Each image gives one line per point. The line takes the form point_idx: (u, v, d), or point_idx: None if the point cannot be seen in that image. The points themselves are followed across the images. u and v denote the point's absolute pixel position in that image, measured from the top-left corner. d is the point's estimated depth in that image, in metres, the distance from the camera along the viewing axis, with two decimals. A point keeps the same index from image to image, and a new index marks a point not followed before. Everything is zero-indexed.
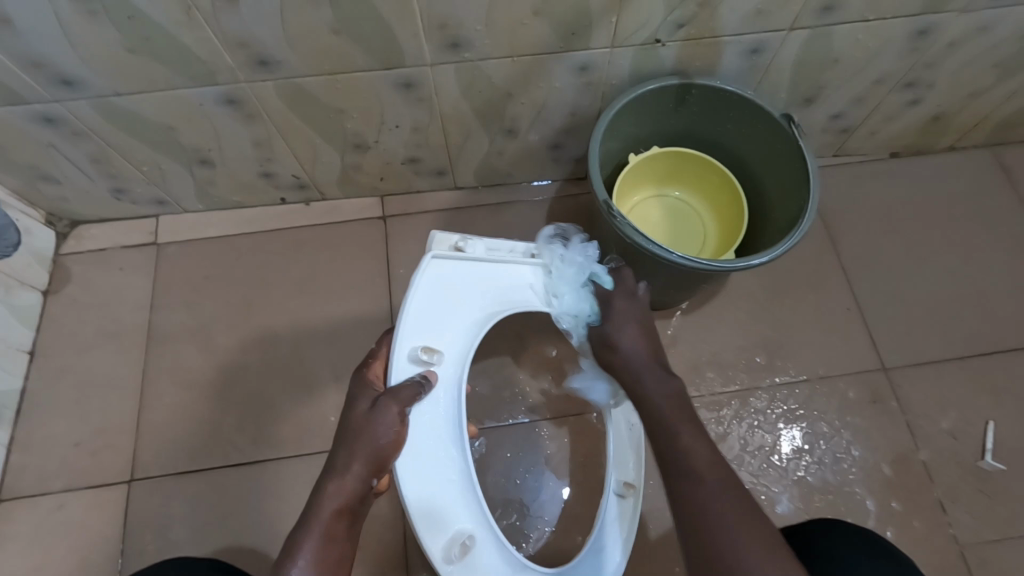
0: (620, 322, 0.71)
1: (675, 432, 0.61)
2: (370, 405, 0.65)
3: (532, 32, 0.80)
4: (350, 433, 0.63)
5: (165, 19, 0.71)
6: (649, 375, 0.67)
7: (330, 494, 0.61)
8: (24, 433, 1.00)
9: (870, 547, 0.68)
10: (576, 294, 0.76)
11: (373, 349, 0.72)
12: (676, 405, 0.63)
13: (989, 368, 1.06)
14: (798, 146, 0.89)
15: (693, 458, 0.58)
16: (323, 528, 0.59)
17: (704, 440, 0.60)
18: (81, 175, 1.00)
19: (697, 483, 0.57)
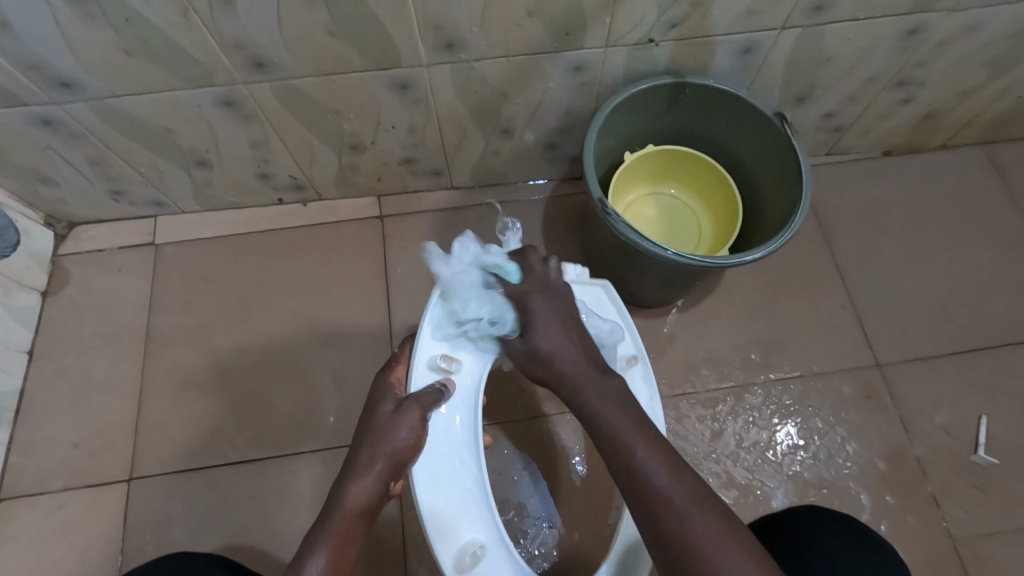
0: (543, 330, 0.65)
1: (633, 454, 0.56)
2: (391, 407, 0.64)
3: (526, 32, 0.81)
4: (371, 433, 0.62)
5: (162, 21, 0.71)
6: (591, 389, 0.61)
7: (348, 494, 0.60)
8: (23, 433, 1.00)
9: (858, 541, 0.69)
10: (475, 292, 0.67)
11: (395, 352, 0.72)
12: (628, 419, 0.59)
13: (983, 364, 1.07)
14: (791, 144, 0.90)
15: (656, 483, 0.54)
16: (341, 528, 0.58)
17: (664, 457, 0.56)
18: (79, 177, 1.00)
19: (663, 510, 0.53)
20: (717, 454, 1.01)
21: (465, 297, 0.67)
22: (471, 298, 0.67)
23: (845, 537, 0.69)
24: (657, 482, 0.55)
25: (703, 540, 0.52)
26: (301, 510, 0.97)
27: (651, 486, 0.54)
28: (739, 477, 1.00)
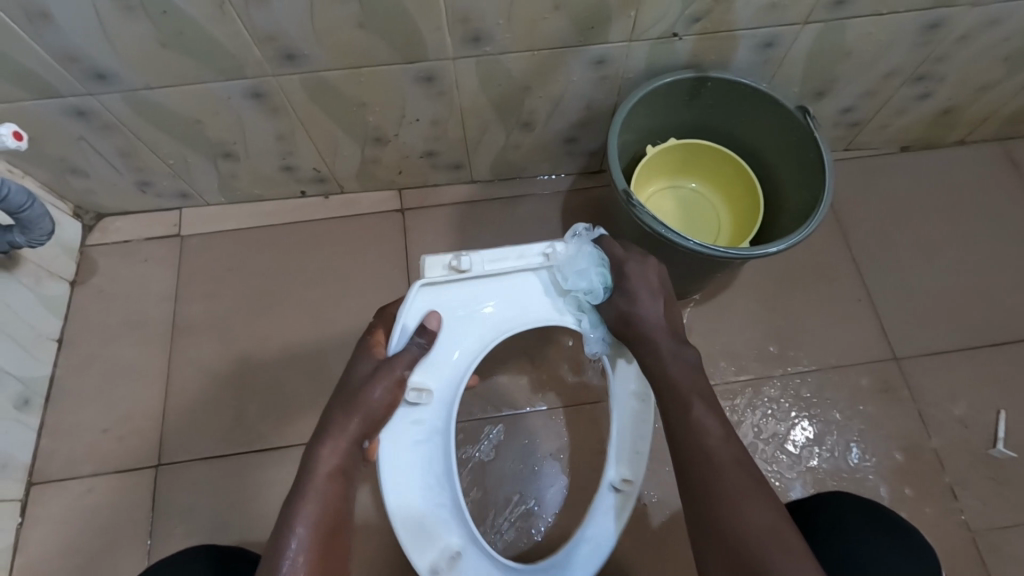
0: (639, 294, 0.72)
1: (691, 409, 0.63)
2: (368, 374, 0.68)
3: (551, 26, 0.82)
4: (344, 400, 0.67)
5: (198, 13, 0.73)
6: (668, 354, 0.68)
7: (324, 460, 0.63)
8: (53, 419, 1.02)
9: (865, 523, 0.71)
10: (587, 274, 0.74)
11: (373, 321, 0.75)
12: (693, 382, 0.66)
13: (1000, 358, 1.07)
14: (812, 137, 0.91)
15: (707, 436, 0.61)
16: (321, 489, 0.62)
17: (717, 418, 0.63)
18: (109, 168, 1.02)
19: (707, 459, 0.60)
20: None
21: (577, 273, 0.74)
22: (581, 274, 0.74)
23: (850, 524, 0.71)
24: (709, 437, 0.61)
25: (738, 491, 0.57)
26: None
27: (700, 438, 0.61)
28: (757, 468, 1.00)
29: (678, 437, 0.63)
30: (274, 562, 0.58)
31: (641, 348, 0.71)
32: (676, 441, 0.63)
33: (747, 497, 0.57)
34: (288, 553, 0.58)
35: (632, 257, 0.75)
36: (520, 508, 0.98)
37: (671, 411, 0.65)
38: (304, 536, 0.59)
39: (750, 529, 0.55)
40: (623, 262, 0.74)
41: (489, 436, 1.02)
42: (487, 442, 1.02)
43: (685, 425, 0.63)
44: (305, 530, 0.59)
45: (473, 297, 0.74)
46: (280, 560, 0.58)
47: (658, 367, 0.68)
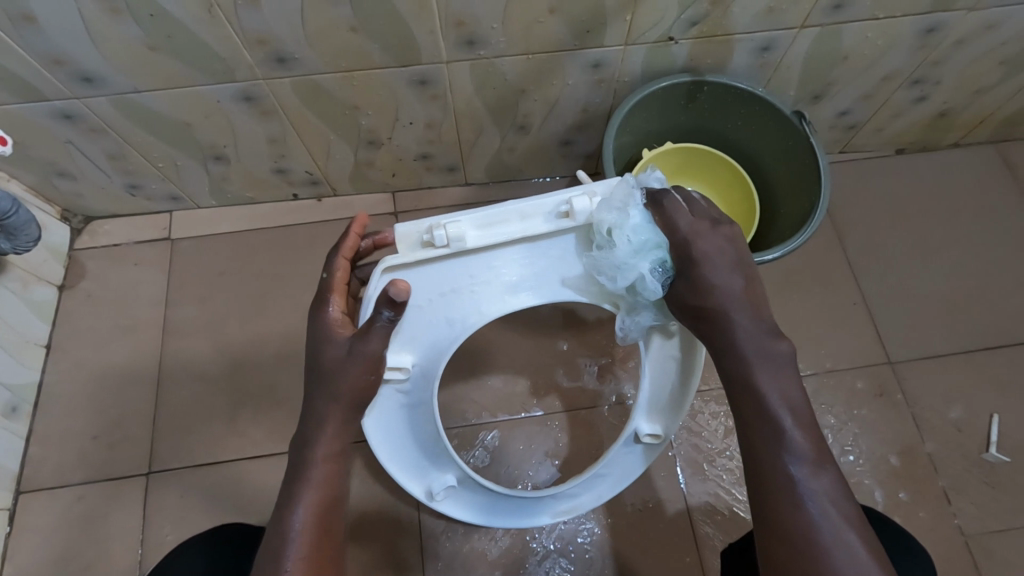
0: (717, 275, 0.61)
1: (780, 428, 0.58)
2: (338, 351, 0.62)
3: (548, 29, 0.81)
4: (323, 384, 0.62)
5: (187, 16, 0.72)
6: (760, 361, 0.60)
7: (319, 445, 0.62)
8: (41, 426, 1.01)
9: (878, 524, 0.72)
10: (624, 256, 0.64)
11: (325, 280, 0.66)
12: (783, 394, 0.59)
13: (994, 362, 1.07)
14: (809, 143, 0.91)
15: (793, 458, 0.57)
16: (318, 471, 0.62)
17: (812, 441, 0.58)
18: (97, 171, 1.00)
19: (793, 484, 0.57)
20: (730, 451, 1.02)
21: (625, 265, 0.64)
22: (626, 266, 0.64)
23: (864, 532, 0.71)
24: (795, 460, 0.57)
25: (829, 523, 0.55)
26: None
27: (784, 460, 0.57)
28: None
29: (762, 458, 0.59)
30: (279, 550, 0.58)
31: (721, 349, 0.62)
32: (757, 460, 0.59)
33: (832, 520, 0.55)
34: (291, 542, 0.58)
35: (698, 229, 0.62)
36: None
37: (754, 427, 0.59)
38: (305, 518, 0.60)
39: (835, 558, 0.53)
40: (691, 243, 0.61)
41: (485, 442, 1.02)
42: (482, 448, 1.01)
43: (769, 442, 0.58)
44: (307, 518, 0.60)
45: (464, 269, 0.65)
46: (286, 548, 0.58)
47: (746, 375, 0.60)
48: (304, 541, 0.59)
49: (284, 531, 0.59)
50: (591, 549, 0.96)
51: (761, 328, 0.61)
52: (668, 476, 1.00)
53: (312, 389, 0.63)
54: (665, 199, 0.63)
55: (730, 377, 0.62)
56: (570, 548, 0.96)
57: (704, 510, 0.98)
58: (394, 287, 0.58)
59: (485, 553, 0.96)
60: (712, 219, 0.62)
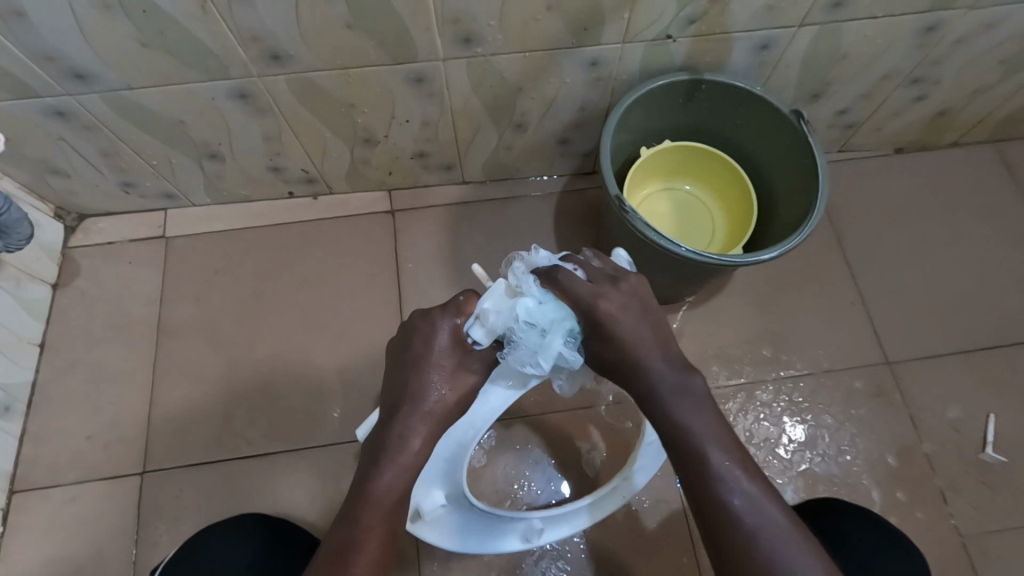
0: (625, 324, 0.67)
1: (707, 458, 0.61)
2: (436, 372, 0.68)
3: (544, 27, 0.80)
4: (412, 406, 0.67)
5: (180, 12, 0.71)
6: (677, 398, 0.65)
7: (398, 460, 0.65)
8: (35, 425, 1.00)
9: (839, 519, 0.74)
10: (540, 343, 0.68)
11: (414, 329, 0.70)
12: (707, 429, 0.63)
13: (992, 362, 1.07)
14: (807, 142, 0.90)
15: (730, 490, 0.60)
16: (388, 481, 0.64)
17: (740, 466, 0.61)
18: (91, 169, 1.00)
19: (734, 516, 0.59)
20: None
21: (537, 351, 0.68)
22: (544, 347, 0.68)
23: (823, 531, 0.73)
24: (732, 490, 0.60)
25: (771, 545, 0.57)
26: (313, 503, 0.97)
27: (720, 492, 0.60)
28: None
29: (700, 493, 0.61)
30: (347, 551, 0.60)
31: (645, 396, 0.67)
32: (697, 500, 0.61)
33: (779, 540, 0.57)
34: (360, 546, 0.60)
35: (601, 287, 0.68)
36: None
37: (687, 467, 0.62)
38: (374, 521, 0.62)
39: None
40: (595, 307, 0.67)
41: (481, 442, 1.01)
42: (479, 448, 1.01)
43: (703, 478, 0.61)
44: (375, 522, 0.62)
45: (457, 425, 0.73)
46: (352, 548, 0.60)
47: (665, 413, 0.65)
48: (373, 542, 0.61)
49: (353, 531, 0.61)
50: (587, 549, 0.96)
51: (673, 367, 0.67)
52: (664, 477, 1.00)
53: (392, 408, 0.68)
54: (560, 274, 0.68)
55: (657, 423, 0.66)
56: (566, 549, 0.96)
57: None
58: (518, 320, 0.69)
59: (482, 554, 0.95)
60: (610, 279, 0.70)
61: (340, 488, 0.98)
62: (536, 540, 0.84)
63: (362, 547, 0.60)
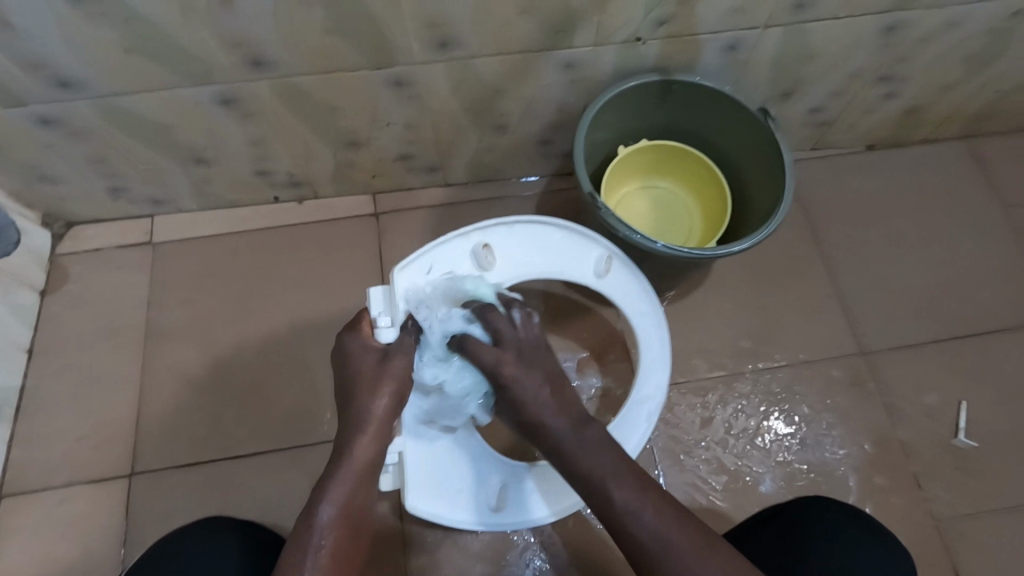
0: (514, 372, 0.71)
1: (596, 478, 0.64)
2: (372, 372, 0.71)
3: (519, 30, 0.83)
4: (358, 409, 0.69)
5: (161, 19, 0.73)
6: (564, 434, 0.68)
7: (355, 457, 0.66)
8: (24, 429, 1.01)
9: (816, 507, 0.74)
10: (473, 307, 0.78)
11: (341, 347, 0.73)
12: (592, 458, 0.65)
13: (965, 351, 1.10)
14: (774, 139, 0.94)
15: (640, 517, 0.60)
16: (352, 475, 0.65)
17: (639, 488, 0.62)
18: (78, 175, 1.01)
19: (639, 532, 0.60)
20: (707, 441, 1.04)
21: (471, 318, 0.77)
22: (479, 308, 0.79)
23: (785, 526, 0.74)
24: (638, 515, 0.60)
25: (682, 550, 0.58)
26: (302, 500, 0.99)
27: (633, 530, 0.60)
28: (728, 463, 1.02)
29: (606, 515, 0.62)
30: (301, 551, 0.60)
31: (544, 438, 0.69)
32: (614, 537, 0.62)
33: (683, 556, 0.57)
34: (315, 539, 0.61)
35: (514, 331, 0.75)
36: None
37: (597, 505, 0.63)
38: (332, 516, 0.62)
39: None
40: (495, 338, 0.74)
41: None
42: None
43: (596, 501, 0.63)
44: (334, 516, 0.62)
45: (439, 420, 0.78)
46: (310, 544, 0.60)
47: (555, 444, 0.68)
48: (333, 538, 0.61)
49: (311, 529, 0.61)
50: (572, 540, 0.98)
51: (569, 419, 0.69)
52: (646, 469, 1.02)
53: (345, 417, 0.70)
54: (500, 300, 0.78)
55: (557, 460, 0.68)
56: (550, 540, 0.98)
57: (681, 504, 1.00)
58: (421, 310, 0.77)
59: (468, 546, 0.97)
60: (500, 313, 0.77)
61: None
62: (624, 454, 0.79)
63: (320, 541, 0.61)
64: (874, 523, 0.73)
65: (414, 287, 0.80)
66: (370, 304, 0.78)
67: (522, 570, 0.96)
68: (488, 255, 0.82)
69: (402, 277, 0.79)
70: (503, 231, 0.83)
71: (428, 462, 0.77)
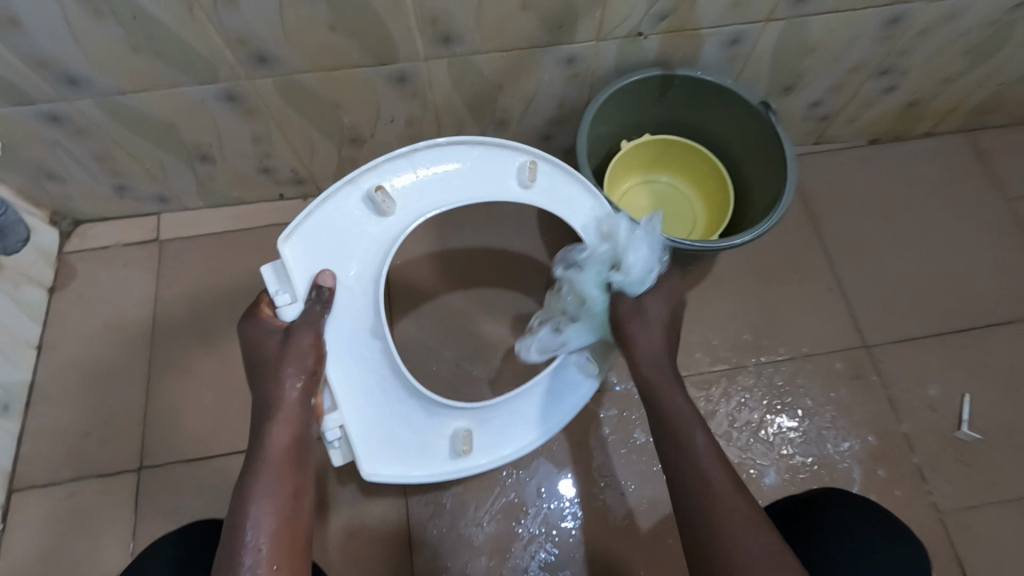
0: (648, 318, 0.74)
1: (675, 418, 0.68)
2: (276, 357, 0.67)
3: (520, 26, 0.83)
4: (266, 396, 0.66)
5: (167, 17, 0.74)
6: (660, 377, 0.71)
7: (273, 450, 0.63)
8: (34, 425, 1.03)
9: (839, 508, 0.71)
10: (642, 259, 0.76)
11: (246, 338, 0.70)
12: (675, 405, 0.69)
13: (967, 343, 1.10)
14: (775, 130, 0.94)
15: (705, 467, 0.63)
16: (271, 468, 0.62)
17: (713, 447, 0.65)
18: (85, 173, 1.02)
19: (700, 478, 0.63)
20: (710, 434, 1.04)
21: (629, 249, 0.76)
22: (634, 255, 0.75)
23: (806, 528, 0.71)
24: (703, 464, 0.63)
25: (728, 514, 0.60)
26: None
27: (701, 470, 0.63)
28: (731, 456, 1.03)
29: (673, 457, 0.66)
30: (235, 551, 0.57)
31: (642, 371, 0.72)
32: (674, 481, 0.65)
33: (730, 518, 0.59)
34: (248, 535, 0.58)
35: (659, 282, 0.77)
36: (502, 500, 1.00)
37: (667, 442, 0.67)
38: (258, 514, 0.59)
39: (736, 540, 0.58)
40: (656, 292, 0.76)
41: None
42: None
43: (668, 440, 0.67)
44: (261, 513, 0.59)
45: (368, 372, 0.71)
46: (243, 542, 0.58)
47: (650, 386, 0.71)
48: (262, 534, 0.58)
49: (238, 530, 0.58)
50: (577, 533, 0.98)
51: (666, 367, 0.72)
52: (650, 461, 1.02)
53: (262, 405, 0.66)
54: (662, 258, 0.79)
55: (646, 401, 0.71)
56: (554, 533, 0.98)
57: None
58: (320, 276, 0.70)
59: (472, 539, 0.98)
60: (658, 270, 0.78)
61: (333, 478, 1.00)
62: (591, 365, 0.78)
63: (252, 537, 0.58)
64: (847, 494, 0.73)
65: (305, 250, 0.71)
66: (266, 283, 0.71)
67: (526, 562, 0.97)
68: (385, 201, 0.72)
69: (291, 248, 0.70)
70: (405, 167, 0.74)
71: (378, 431, 0.71)
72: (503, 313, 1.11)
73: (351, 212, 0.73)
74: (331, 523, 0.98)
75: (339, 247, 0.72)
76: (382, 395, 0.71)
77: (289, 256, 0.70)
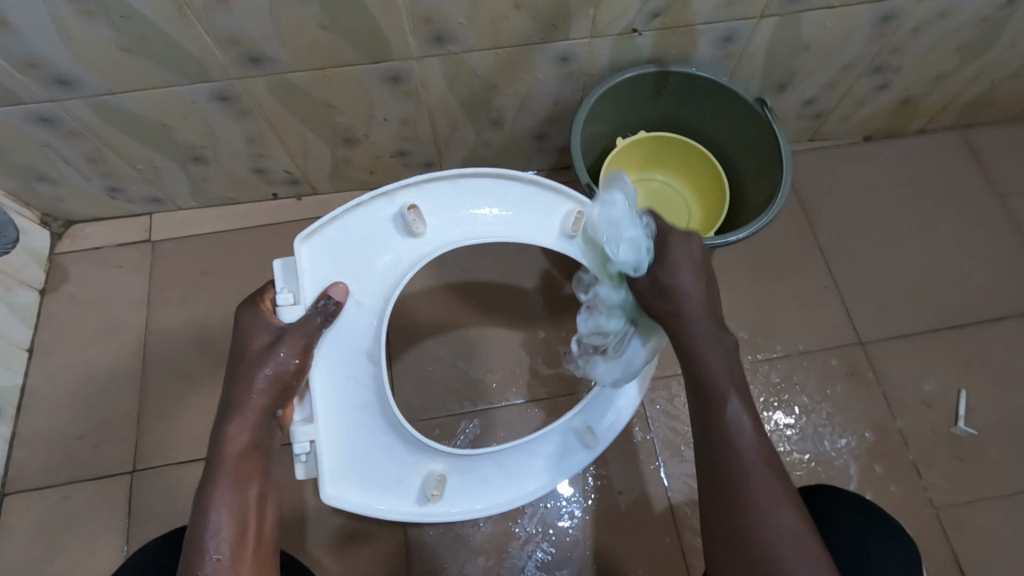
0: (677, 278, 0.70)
1: (716, 386, 0.64)
2: (251, 358, 0.65)
3: (514, 24, 0.83)
4: (233, 396, 0.64)
5: (158, 17, 0.73)
6: (704, 342, 0.67)
7: (231, 456, 0.62)
8: (26, 428, 1.02)
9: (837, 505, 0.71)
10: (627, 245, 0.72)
11: (238, 325, 0.67)
12: (720, 372, 0.65)
13: (961, 339, 1.11)
14: (771, 127, 0.94)
15: (738, 441, 0.61)
16: (228, 473, 0.61)
17: (750, 420, 0.63)
18: (76, 174, 1.02)
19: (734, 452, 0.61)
20: None
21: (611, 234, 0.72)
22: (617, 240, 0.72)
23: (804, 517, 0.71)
24: (737, 437, 0.61)
25: (758, 491, 0.58)
26: (302, 496, 0.99)
27: (734, 443, 0.61)
28: None
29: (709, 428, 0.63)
30: (199, 555, 0.58)
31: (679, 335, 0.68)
32: (705, 446, 0.63)
33: (762, 495, 0.58)
34: (209, 542, 0.58)
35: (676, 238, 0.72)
36: None
37: (701, 412, 0.64)
38: (221, 520, 0.59)
39: (763, 519, 0.57)
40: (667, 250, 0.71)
41: (467, 431, 1.03)
42: (464, 437, 1.03)
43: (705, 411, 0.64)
44: (221, 519, 0.60)
45: (362, 407, 0.69)
46: (205, 549, 0.58)
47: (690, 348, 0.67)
48: (220, 541, 0.59)
49: (200, 536, 0.59)
50: (574, 532, 0.98)
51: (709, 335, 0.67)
52: (647, 460, 1.02)
53: (225, 406, 0.65)
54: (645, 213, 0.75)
55: (686, 359, 0.67)
56: (551, 532, 0.98)
57: (682, 499, 1.00)
58: (333, 288, 0.67)
59: (469, 539, 0.98)
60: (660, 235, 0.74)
61: None
62: (595, 439, 0.77)
63: (214, 545, 0.58)
64: (846, 491, 0.73)
65: (319, 255, 0.69)
66: (275, 279, 0.69)
67: (523, 561, 0.97)
68: (416, 221, 0.69)
69: (308, 249, 0.68)
70: (444, 189, 0.71)
71: (356, 457, 0.69)
72: (499, 312, 1.11)
73: (372, 220, 0.70)
74: (327, 525, 0.98)
75: (352, 261, 0.69)
76: (371, 429, 0.69)
77: (303, 259, 0.68)
